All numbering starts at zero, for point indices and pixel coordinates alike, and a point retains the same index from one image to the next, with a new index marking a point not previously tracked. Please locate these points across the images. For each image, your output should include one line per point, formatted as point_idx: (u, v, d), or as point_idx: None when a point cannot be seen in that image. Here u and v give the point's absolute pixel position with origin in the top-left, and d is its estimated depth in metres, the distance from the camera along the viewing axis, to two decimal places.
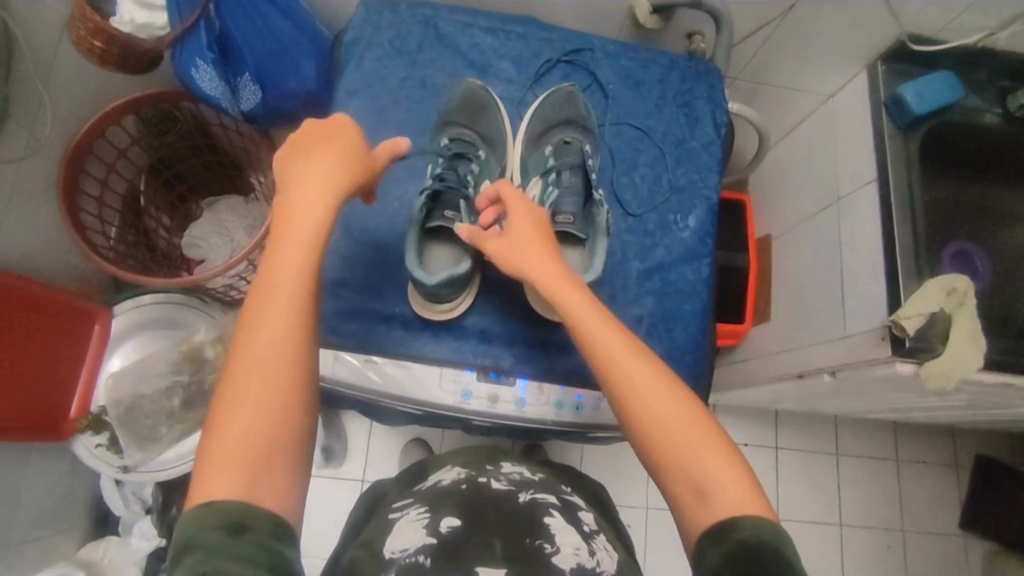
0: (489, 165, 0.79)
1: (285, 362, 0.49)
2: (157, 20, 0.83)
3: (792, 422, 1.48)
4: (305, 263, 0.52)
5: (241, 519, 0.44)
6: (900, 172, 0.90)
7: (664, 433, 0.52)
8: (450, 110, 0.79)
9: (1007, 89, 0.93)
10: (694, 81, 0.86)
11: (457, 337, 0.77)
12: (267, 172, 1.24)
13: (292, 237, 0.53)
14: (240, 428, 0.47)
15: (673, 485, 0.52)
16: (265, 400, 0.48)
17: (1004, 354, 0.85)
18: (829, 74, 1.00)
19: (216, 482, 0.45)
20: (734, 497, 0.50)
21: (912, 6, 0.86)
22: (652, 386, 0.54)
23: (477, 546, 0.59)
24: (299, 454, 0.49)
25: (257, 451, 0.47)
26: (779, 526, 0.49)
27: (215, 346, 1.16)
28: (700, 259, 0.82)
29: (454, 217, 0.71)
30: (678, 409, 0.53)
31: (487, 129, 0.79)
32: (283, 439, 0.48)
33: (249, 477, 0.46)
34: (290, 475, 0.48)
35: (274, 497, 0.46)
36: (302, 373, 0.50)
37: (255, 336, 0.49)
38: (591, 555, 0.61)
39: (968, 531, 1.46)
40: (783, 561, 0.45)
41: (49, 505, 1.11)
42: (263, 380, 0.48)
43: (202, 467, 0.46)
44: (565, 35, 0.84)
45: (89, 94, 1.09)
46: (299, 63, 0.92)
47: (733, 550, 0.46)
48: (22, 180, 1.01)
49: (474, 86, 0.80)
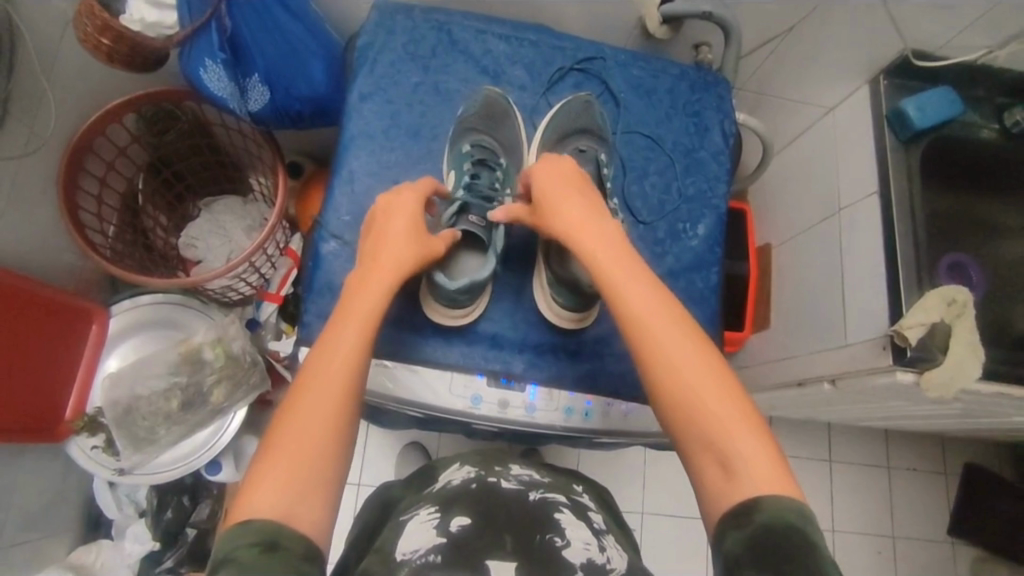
0: (507, 173, 0.80)
1: (337, 402, 0.55)
2: (166, 19, 0.83)
3: (786, 429, 1.50)
4: (367, 319, 0.60)
5: (274, 538, 0.46)
6: (902, 185, 0.91)
7: (697, 407, 0.54)
8: (469, 116, 0.79)
9: (1004, 105, 0.95)
10: (703, 91, 0.87)
11: (468, 342, 0.77)
12: (269, 174, 1.25)
13: (357, 300, 0.62)
14: (288, 454, 0.52)
15: (700, 462, 0.54)
16: (314, 433, 0.53)
17: (1000, 364, 0.87)
18: (832, 86, 1.02)
19: (257, 502, 0.49)
20: (761, 477, 0.50)
21: (916, 22, 0.88)
22: (689, 361, 0.56)
23: (486, 543, 0.58)
24: (336, 490, 0.53)
25: (302, 476, 0.51)
26: (806, 511, 0.49)
27: (214, 347, 1.15)
28: (709, 267, 0.83)
29: (478, 222, 0.73)
30: (712, 386, 0.55)
31: (504, 137, 0.81)
32: (324, 471, 0.52)
33: (288, 500, 0.49)
34: (326, 504, 0.51)
35: (309, 523, 0.49)
36: (349, 412, 0.55)
37: (314, 377, 0.56)
38: (602, 550, 0.61)
39: (956, 538, 1.48)
40: (804, 541, 0.46)
41: (42, 507, 1.09)
42: (315, 414, 0.53)
43: (247, 489, 0.50)
44: (577, 43, 0.85)
45: (91, 91, 1.08)
46: (308, 64, 0.93)
47: (756, 533, 0.47)
48: (21, 177, 1.00)
49: (491, 92, 0.81)
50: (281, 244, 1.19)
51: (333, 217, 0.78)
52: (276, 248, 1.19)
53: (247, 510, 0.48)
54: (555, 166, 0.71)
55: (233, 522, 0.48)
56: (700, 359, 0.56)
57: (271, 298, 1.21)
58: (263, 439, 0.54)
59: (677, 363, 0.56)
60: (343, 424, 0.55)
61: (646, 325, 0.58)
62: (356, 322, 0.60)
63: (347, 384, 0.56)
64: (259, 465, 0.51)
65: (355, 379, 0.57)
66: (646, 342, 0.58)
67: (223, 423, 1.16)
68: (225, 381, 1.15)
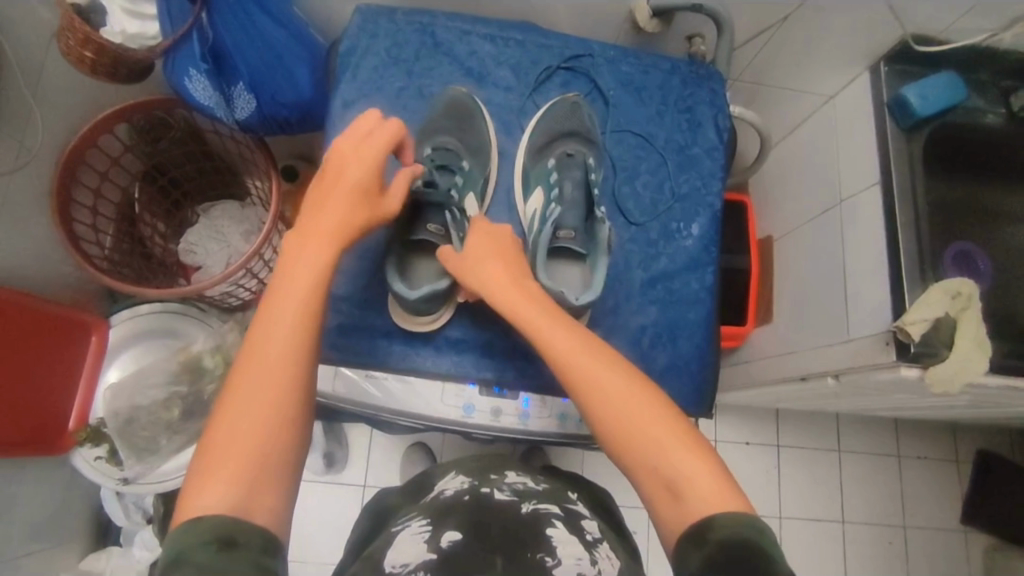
0: (472, 175, 0.78)
1: (284, 384, 0.54)
2: (148, 30, 0.84)
3: (793, 420, 1.48)
4: (309, 291, 0.58)
5: (229, 534, 0.45)
6: (904, 175, 0.89)
7: (630, 433, 0.55)
8: (435, 118, 0.78)
9: (1011, 89, 0.92)
10: (696, 86, 0.85)
11: (459, 351, 0.76)
12: (263, 177, 1.23)
13: (298, 270, 0.59)
14: (235, 447, 0.51)
15: (649, 488, 0.54)
16: (260, 423, 0.52)
17: (1007, 357, 0.85)
18: (830, 74, 0.99)
19: (207, 497, 0.48)
20: (707, 494, 0.51)
21: (917, 7, 0.85)
22: (618, 389, 0.57)
23: (475, 558, 0.56)
24: (290, 474, 0.52)
25: (252, 467, 0.50)
26: (760, 521, 0.49)
27: (214, 356, 1.16)
28: (704, 267, 0.81)
29: (438, 231, 0.73)
30: (647, 411, 0.56)
31: (473, 139, 0.79)
32: (273, 456, 0.52)
33: (240, 492, 0.48)
34: (281, 491, 0.51)
35: (266, 513, 0.49)
36: (296, 395, 0.54)
37: (256, 357, 0.54)
38: (594, 565, 0.58)
39: (970, 526, 1.46)
40: (764, 554, 0.46)
41: (49, 518, 1.10)
42: (258, 397, 0.52)
43: (195, 483, 0.49)
44: (564, 41, 0.83)
45: (79, 101, 1.07)
46: (294, 71, 0.92)
47: (713, 553, 0.47)
48: (14, 192, 1.00)
49: (461, 91, 0.80)
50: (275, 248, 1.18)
51: None
52: (273, 253, 1.18)
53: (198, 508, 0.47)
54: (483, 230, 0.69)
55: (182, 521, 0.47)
56: (625, 383, 0.57)
57: None
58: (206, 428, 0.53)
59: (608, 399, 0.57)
60: (291, 405, 0.54)
61: (578, 366, 0.58)
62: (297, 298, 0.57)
63: (292, 368, 0.54)
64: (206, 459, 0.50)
65: (304, 360, 0.55)
66: (582, 381, 0.58)
67: None
68: None
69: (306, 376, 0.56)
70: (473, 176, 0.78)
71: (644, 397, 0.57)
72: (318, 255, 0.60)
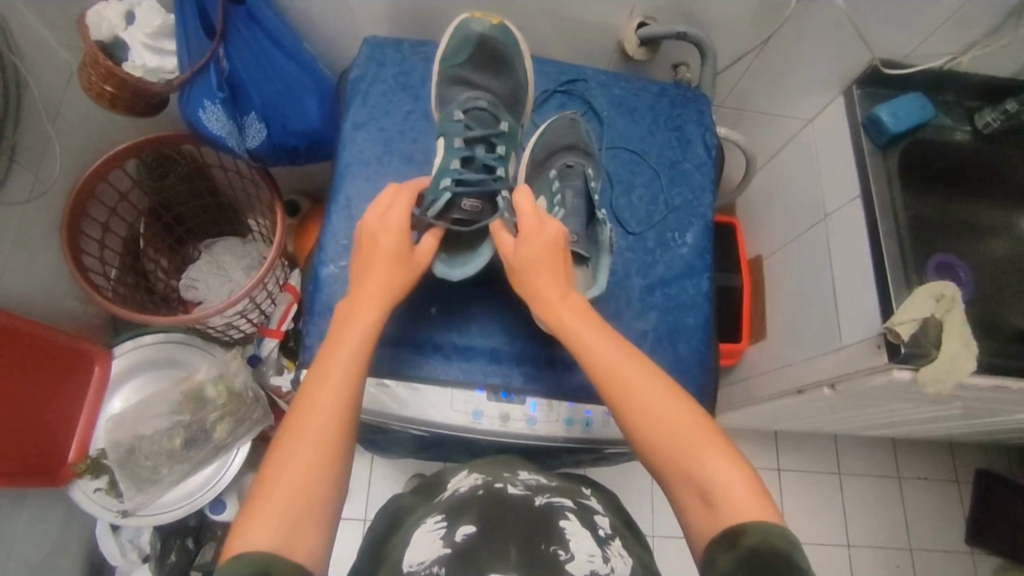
0: (512, 135, 0.80)
1: (330, 437, 0.60)
2: (167, 65, 0.88)
3: (791, 442, 1.49)
4: (357, 349, 0.65)
5: (267, 564, 0.50)
6: (882, 188, 0.94)
7: (668, 447, 0.61)
8: (465, 65, 0.81)
9: (974, 109, 0.99)
10: (684, 107, 0.90)
11: (468, 358, 0.79)
12: (266, 214, 1.27)
13: (350, 332, 0.66)
14: (280, 489, 0.57)
15: (683, 497, 0.60)
16: (308, 470, 0.58)
17: (996, 356, 0.88)
18: (807, 100, 1.07)
19: (253, 534, 0.54)
20: (739, 504, 0.56)
21: (883, 34, 0.92)
22: (658, 407, 0.63)
23: (492, 553, 0.56)
24: (328, 518, 0.58)
25: (297, 507, 0.56)
26: (790, 532, 0.53)
27: (217, 385, 1.15)
28: (700, 274, 0.85)
29: (473, 207, 0.72)
30: (681, 421, 0.62)
31: (507, 88, 0.83)
32: (314, 502, 0.57)
33: (283, 533, 0.54)
34: (318, 532, 0.56)
35: (304, 551, 0.54)
36: (338, 447, 0.61)
37: (308, 410, 0.61)
38: (606, 562, 0.58)
39: (976, 546, 1.46)
40: (791, 563, 0.50)
41: (44, 555, 1.08)
42: (305, 446, 0.59)
43: (244, 519, 0.55)
44: (560, 68, 0.89)
45: (93, 137, 1.12)
46: (304, 100, 0.96)
47: (745, 556, 0.52)
48: (26, 222, 1.02)
49: (491, 28, 0.81)
50: (280, 280, 1.20)
51: (331, 241, 0.80)
52: (275, 284, 1.20)
53: (244, 542, 0.53)
54: (530, 228, 0.70)
55: (228, 556, 0.52)
56: (664, 402, 0.63)
57: (273, 334, 1.22)
58: (260, 470, 0.59)
59: (643, 409, 0.63)
60: (335, 457, 0.60)
61: (620, 383, 0.65)
62: (345, 357, 0.65)
63: (337, 422, 0.61)
64: (254, 495, 0.57)
65: (346, 415, 0.62)
66: (622, 396, 0.64)
67: (228, 458, 1.16)
68: (228, 417, 1.15)
69: (346, 432, 0.62)
70: (512, 134, 0.80)
71: (680, 410, 0.63)
72: (369, 316, 0.67)
